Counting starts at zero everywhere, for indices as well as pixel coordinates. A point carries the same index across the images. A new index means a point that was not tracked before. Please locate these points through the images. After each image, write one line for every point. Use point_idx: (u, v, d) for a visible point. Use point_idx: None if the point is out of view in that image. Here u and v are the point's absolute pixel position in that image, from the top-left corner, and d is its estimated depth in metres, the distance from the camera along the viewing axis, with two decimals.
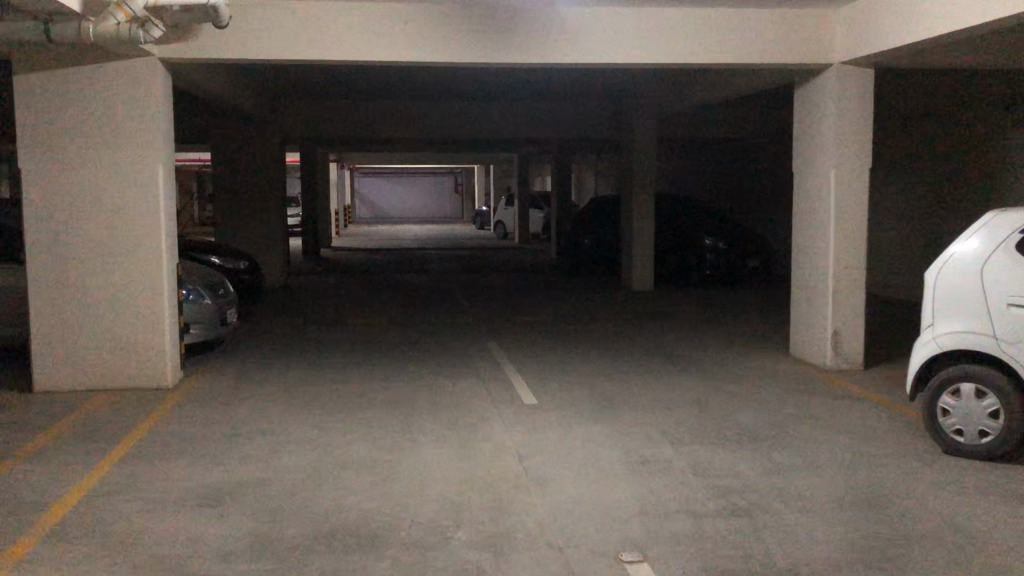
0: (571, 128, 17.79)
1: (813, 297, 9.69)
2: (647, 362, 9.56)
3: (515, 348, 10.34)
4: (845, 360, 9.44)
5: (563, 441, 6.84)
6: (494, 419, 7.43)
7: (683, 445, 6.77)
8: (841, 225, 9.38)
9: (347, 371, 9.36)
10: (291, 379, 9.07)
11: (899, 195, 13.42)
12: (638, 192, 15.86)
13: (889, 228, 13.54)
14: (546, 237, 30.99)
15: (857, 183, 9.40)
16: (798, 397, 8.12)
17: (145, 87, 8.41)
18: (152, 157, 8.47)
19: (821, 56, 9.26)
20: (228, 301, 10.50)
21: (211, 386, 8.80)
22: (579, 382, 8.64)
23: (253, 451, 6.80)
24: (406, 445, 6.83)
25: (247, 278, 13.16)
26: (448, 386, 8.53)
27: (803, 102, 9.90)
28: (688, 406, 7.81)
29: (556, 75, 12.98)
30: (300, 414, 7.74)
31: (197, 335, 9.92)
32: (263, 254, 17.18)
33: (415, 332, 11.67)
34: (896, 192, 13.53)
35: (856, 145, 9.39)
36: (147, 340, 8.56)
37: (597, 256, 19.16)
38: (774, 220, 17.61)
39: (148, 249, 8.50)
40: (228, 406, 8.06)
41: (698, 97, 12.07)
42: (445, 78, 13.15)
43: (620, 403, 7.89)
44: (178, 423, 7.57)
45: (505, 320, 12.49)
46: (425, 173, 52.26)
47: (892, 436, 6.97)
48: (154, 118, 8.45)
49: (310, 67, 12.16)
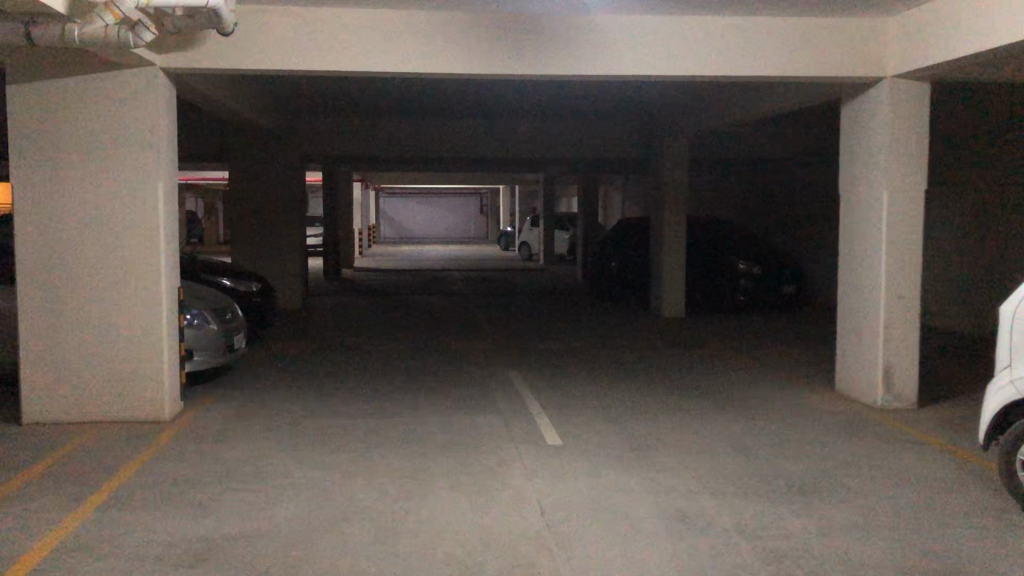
0: (599, 147, 17.16)
1: (862, 330, 8.95)
2: (681, 397, 8.88)
3: (540, 380, 9.67)
4: (898, 399, 8.69)
5: (591, 491, 6.16)
6: (515, 462, 6.77)
7: (726, 497, 6.08)
8: (893, 252, 8.64)
9: (360, 403, 8.75)
10: (297, 413, 8.45)
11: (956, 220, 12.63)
12: (669, 214, 15.18)
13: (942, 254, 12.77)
14: (573, 259, 30.37)
15: (912, 207, 8.66)
16: (848, 442, 7.40)
17: (146, 99, 7.88)
18: (150, 172, 7.91)
19: (872, 67, 8.55)
20: (235, 326, 9.92)
21: (212, 420, 8.21)
22: (609, 420, 7.96)
23: (248, 498, 6.18)
24: (417, 493, 6.18)
25: (259, 301, 12.56)
26: (468, 423, 7.88)
27: (851, 119, 9.18)
28: (727, 450, 7.11)
29: (585, 90, 12.38)
30: (304, 455, 7.11)
31: (200, 362, 9.33)
32: (279, 275, 16.64)
33: (434, 360, 11.04)
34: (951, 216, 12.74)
35: (911, 166, 8.66)
36: (142, 369, 7.96)
37: (625, 280, 18.49)
38: (814, 245, 16.87)
39: (144, 270, 7.93)
40: (226, 444, 7.45)
41: (736, 114, 11.41)
42: (469, 92, 12.58)
43: (654, 446, 7.18)
44: (171, 463, 6.96)
45: (530, 348, 11.83)
46: (451, 194, 51.93)
47: (958, 491, 6.24)
48: (155, 130, 7.90)
49: (328, 80, 11.62)
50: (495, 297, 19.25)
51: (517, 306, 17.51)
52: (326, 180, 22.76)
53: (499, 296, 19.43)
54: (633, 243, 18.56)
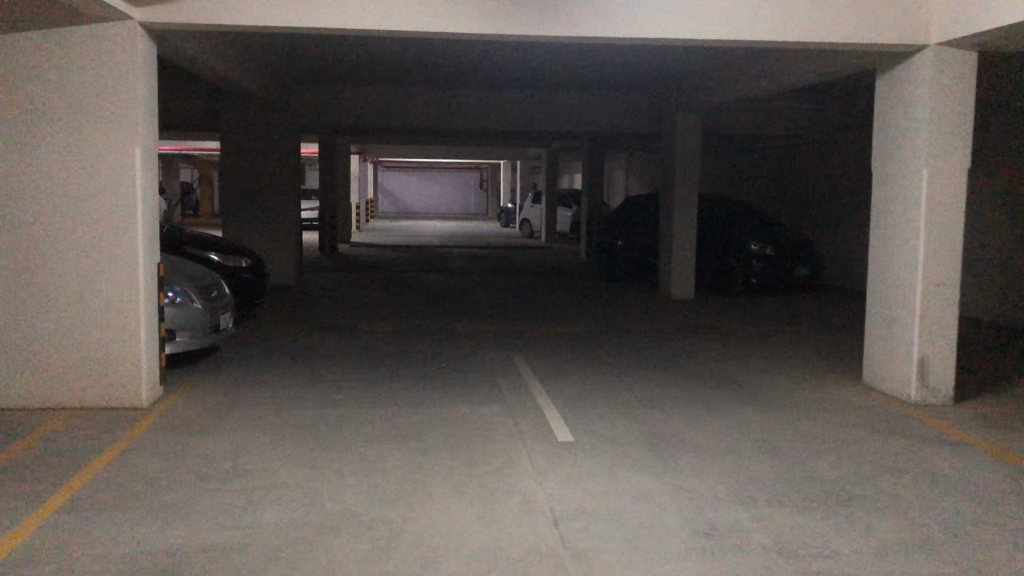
0: (607, 121, 16.46)
1: (894, 320, 8.31)
2: (698, 388, 8.27)
3: (547, 367, 9.06)
4: (934, 394, 8.07)
5: (609, 497, 5.55)
6: (523, 462, 6.16)
7: (759, 508, 5.47)
8: (932, 237, 7.98)
9: (355, 391, 8.14)
10: (285, 400, 7.83)
11: (998, 204, 11.99)
12: (680, 192, 14.55)
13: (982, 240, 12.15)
14: (575, 237, 29.69)
15: (954, 188, 7.98)
16: (886, 444, 6.80)
17: (122, 58, 7.21)
18: (126, 137, 7.26)
19: (914, 35, 7.85)
20: (222, 304, 9.27)
21: (194, 407, 7.58)
22: (623, 413, 7.36)
23: (226, 501, 5.56)
24: (415, 496, 5.56)
25: (249, 277, 11.89)
26: (472, 415, 7.27)
27: (887, 91, 8.50)
28: (756, 449, 6.52)
29: (595, 56, 11.71)
30: (291, 449, 6.50)
31: (183, 344, 8.66)
32: (272, 251, 16.03)
33: (432, 343, 10.43)
34: (993, 200, 12.10)
35: (953, 143, 7.97)
36: (117, 350, 7.34)
37: (632, 259, 17.86)
38: (833, 227, 16.22)
39: (120, 244, 7.30)
40: (206, 435, 6.83)
41: (759, 85, 10.72)
42: (472, 57, 11.89)
43: (676, 444, 6.58)
44: (144, 457, 6.34)
45: (536, 331, 11.23)
46: (450, 168, 51.17)
47: (1018, 505, 5.62)
48: (132, 90, 7.24)
49: (322, 40, 10.90)
50: (497, 276, 18.60)
51: (519, 285, 16.87)
52: (324, 151, 22.06)
53: (501, 275, 18.79)
54: (640, 221, 17.90)
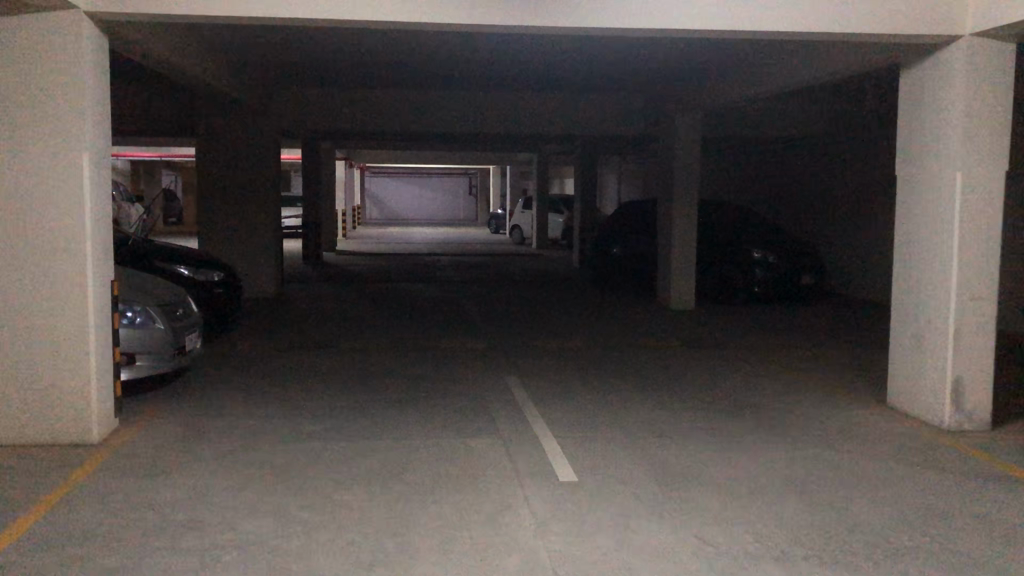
0: (600, 124, 15.80)
1: (923, 340, 7.60)
2: (709, 414, 7.56)
3: (544, 391, 8.35)
4: (970, 419, 7.34)
5: (621, 554, 4.81)
6: (521, 510, 5.40)
7: (795, 565, 4.73)
8: (967, 246, 7.24)
9: (334, 421, 7.36)
10: (254, 432, 7.06)
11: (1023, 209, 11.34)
12: (679, 196, 13.86)
13: (1007, 247, 11.47)
14: (566, 243, 29.06)
15: (989, 193, 7.26)
16: (928, 482, 6.06)
17: (66, 53, 6.48)
18: (71, 142, 6.51)
19: (948, 23, 7.12)
20: (188, 322, 8.48)
21: (150, 442, 6.80)
22: (630, 445, 6.65)
23: (175, 562, 4.78)
24: (396, 557, 4.80)
25: (221, 293, 11.08)
26: (464, 450, 6.55)
27: (911, 86, 7.77)
28: (782, 490, 5.80)
29: (588, 52, 11.11)
30: (255, 496, 5.73)
31: (144, 369, 7.86)
32: (248, 263, 15.24)
33: (418, 363, 9.70)
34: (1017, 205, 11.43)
35: (991, 142, 7.24)
36: (64, 378, 6.58)
37: (628, 267, 17.16)
38: (847, 236, 15.57)
39: (65, 263, 6.54)
40: (162, 477, 6.06)
41: (768, 83, 10.02)
42: (460, 53, 11.24)
43: (691, 485, 5.85)
44: (88, 507, 5.56)
45: (531, 348, 10.53)
46: (439, 174, 50.53)
47: None
48: (79, 91, 6.50)
49: (297, 36, 10.14)
50: (488, 285, 17.87)
51: (511, 296, 16.15)
52: (307, 156, 21.28)
53: (493, 284, 18.06)
54: (636, 228, 17.18)
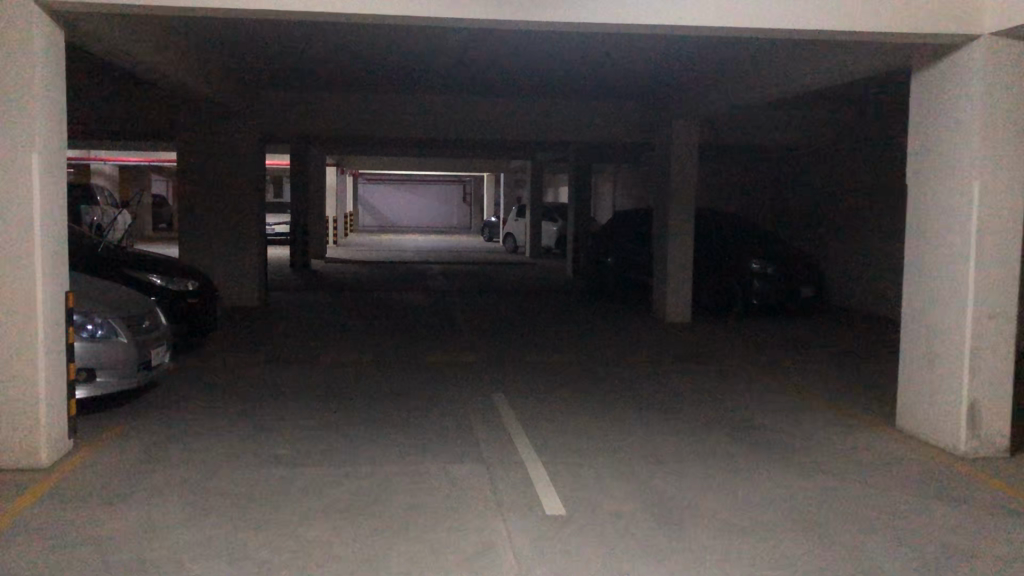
0: (595, 130, 15.33)
1: (936, 361, 7.10)
2: (709, 439, 7.07)
3: (533, 412, 7.86)
4: (987, 444, 6.85)
5: None
6: (502, 549, 4.90)
7: None
8: (984, 261, 6.76)
9: (307, 444, 6.86)
10: (218, 457, 6.54)
11: None
12: (676, 204, 13.39)
13: None
14: (561, 252, 28.58)
15: (1009, 204, 6.77)
16: (946, 517, 5.56)
17: (17, 45, 5.98)
18: (21, 143, 6.01)
19: (966, 21, 6.64)
20: (155, 335, 7.97)
21: (106, 467, 6.28)
22: (625, 474, 6.15)
23: None
24: None
25: (195, 303, 10.57)
26: (445, 478, 6.05)
27: (925, 90, 7.28)
28: (789, 526, 5.30)
29: (581, 52, 10.65)
30: (210, 530, 5.21)
31: (105, 386, 7.33)
32: (229, 272, 14.71)
33: (402, 379, 9.20)
34: None
35: (1011, 149, 6.75)
36: (11, 397, 6.07)
37: (623, 278, 16.68)
38: (852, 248, 15.12)
39: (14, 273, 6.04)
40: (111, 507, 5.54)
41: (772, 88, 9.55)
42: (447, 52, 10.78)
43: (688, 519, 5.36)
44: (25, 540, 5.04)
45: (522, 364, 10.03)
46: (432, 181, 50.05)
47: None
48: (30, 87, 6.00)
49: (277, 34, 9.66)
50: (479, 296, 17.38)
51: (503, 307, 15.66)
52: (295, 162, 20.79)
53: (484, 295, 17.57)
54: (631, 238, 16.70)
